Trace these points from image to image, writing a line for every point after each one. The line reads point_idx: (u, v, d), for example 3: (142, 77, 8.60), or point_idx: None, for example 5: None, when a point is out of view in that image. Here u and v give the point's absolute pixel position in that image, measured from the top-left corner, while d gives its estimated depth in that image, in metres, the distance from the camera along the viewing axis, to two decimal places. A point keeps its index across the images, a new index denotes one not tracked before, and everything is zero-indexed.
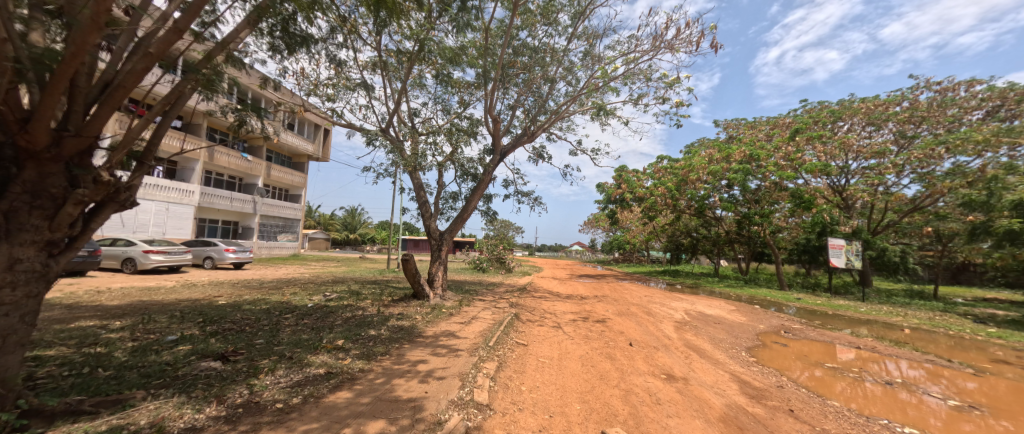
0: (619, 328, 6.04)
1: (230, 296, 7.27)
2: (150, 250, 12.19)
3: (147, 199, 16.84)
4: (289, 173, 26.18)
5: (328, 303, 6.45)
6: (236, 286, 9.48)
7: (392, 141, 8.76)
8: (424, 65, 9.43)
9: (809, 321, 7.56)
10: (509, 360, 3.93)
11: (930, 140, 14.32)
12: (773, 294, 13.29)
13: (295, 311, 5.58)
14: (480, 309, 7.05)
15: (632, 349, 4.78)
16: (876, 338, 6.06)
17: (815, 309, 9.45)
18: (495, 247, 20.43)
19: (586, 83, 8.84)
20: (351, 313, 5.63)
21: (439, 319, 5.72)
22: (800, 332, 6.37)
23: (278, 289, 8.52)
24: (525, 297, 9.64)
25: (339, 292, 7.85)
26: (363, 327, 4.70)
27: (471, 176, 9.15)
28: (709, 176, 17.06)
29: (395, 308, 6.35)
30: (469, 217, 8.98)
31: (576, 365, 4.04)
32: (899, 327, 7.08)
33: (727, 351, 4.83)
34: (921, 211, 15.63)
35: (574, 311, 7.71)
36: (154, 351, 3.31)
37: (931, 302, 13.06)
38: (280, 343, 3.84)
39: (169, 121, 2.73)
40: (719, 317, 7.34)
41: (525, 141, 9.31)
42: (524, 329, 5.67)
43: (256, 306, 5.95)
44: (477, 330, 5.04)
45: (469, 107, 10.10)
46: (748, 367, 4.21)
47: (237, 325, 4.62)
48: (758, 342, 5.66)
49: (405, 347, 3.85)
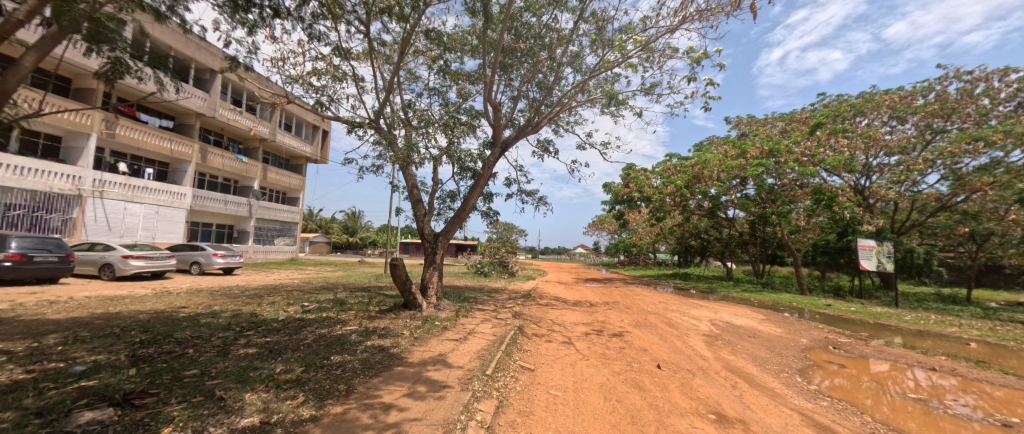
0: (641, 345, 5.17)
1: (198, 308, 6.43)
2: (129, 256, 11.44)
3: (137, 202, 16.07)
4: (285, 176, 25.51)
5: (304, 315, 5.58)
6: (215, 294, 8.63)
7: (382, 132, 8.00)
8: (419, 53, 8.74)
9: (855, 334, 6.60)
10: (511, 395, 3.08)
11: (963, 133, 13.33)
12: (798, 299, 12.31)
13: (261, 326, 4.73)
14: (479, 321, 6.15)
15: (662, 373, 3.95)
16: (943, 354, 5.13)
17: (849, 318, 8.54)
18: (497, 250, 19.55)
19: (597, 66, 7.97)
20: (327, 329, 4.79)
21: (430, 335, 4.91)
22: (852, 349, 5.43)
23: (257, 298, 7.67)
24: (530, 305, 8.73)
25: (320, 302, 6.95)
26: (336, 349, 3.88)
27: (470, 172, 8.34)
28: (723, 173, 16.06)
29: (381, 321, 5.54)
30: (467, 216, 8.17)
31: (597, 399, 3.18)
32: (960, 341, 6.13)
33: (780, 377, 3.92)
34: (949, 210, 14.70)
35: (586, 322, 6.83)
36: (37, 391, 2.46)
37: (968, 307, 12.03)
38: (216, 374, 2.99)
39: (22, 69, 2.05)
40: (751, 329, 6.44)
41: (528, 132, 8.53)
42: (531, 348, 4.79)
43: (218, 321, 5.09)
44: (474, 350, 4.21)
45: (469, 98, 9.38)
46: (816, 402, 3.32)
47: (179, 347, 3.77)
48: (809, 361, 4.74)
49: (380, 380, 2.98)
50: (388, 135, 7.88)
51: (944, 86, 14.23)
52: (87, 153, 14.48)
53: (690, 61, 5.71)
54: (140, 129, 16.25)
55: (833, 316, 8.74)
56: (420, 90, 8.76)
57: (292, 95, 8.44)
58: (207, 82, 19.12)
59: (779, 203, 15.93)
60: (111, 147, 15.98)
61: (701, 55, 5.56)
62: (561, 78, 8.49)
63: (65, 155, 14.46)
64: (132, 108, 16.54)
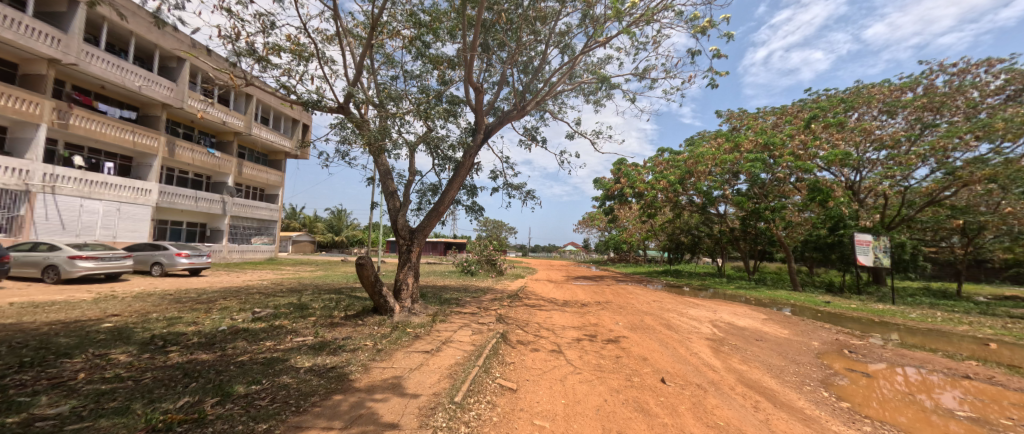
0: (640, 352, 4.56)
1: (131, 316, 5.54)
2: (77, 256, 10.34)
3: (94, 198, 14.82)
4: (262, 171, 24.27)
5: (250, 325, 4.80)
6: (164, 298, 7.68)
7: (351, 117, 7.18)
8: (393, 36, 8.01)
9: (866, 335, 6.12)
10: (485, 431, 2.38)
11: (955, 126, 13.00)
12: (796, 296, 11.94)
13: (189, 340, 3.96)
14: (458, 327, 5.45)
15: (668, 390, 3.34)
16: (969, 358, 4.63)
17: (851, 316, 8.15)
18: (485, 247, 18.90)
19: (587, 45, 7.29)
20: (272, 342, 4.05)
21: (397, 347, 4.21)
22: (870, 353, 4.90)
23: (208, 303, 6.79)
24: (517, 307, 8.06)
25: (278, 307, 6.11)
26: (273, 370, 3.16)
27: (450, 162, 7.62)
28: (717, 167, 15.62)
29: (342, 331, 4.80)
30: (446, 211, 7.44)
31: (594, 431, 2.52)
32: (978, 341, 5.70)
33: (804, 392, 3.35)
34: (937, 204, 14.67)
35: (577, 325, 6.20)
36: None
37: (959, 302, 11.95)
38: (90, 415, 2.24)
39: None
40: (756, 331, 5.91)
41: (514, 118, 7.83)
42: (514, 360, 4.10)
43: (141, 334, 4.28)
44: (445, 367, 3.52)
45: (448, 84, 8.65)
46: (856, 427, 2.74)
47: (67, 371, 2.99)
48: (827, 368, 4.21)
49: (305, 419, 2.25)
50: (358, 119, 7.10)
51: (932, 80, 14.03)
52: (37, 145, 13.09)
53: (694, 32, 5.09)
54: (97, 120, 14.94)
55: (833, 315, 8.29)
56: (396, 75, 8.01)
57: (250, 77, 7.60)
58: (174, 70, 17.87)
59: (771, 198, 15.62)
60: (66, 139, 14.61)
61: (706, 24, 4.94)
62: (547, 61, 7.83)
63: (11, 146, 13.09)
64: (88, 97, 15.21)
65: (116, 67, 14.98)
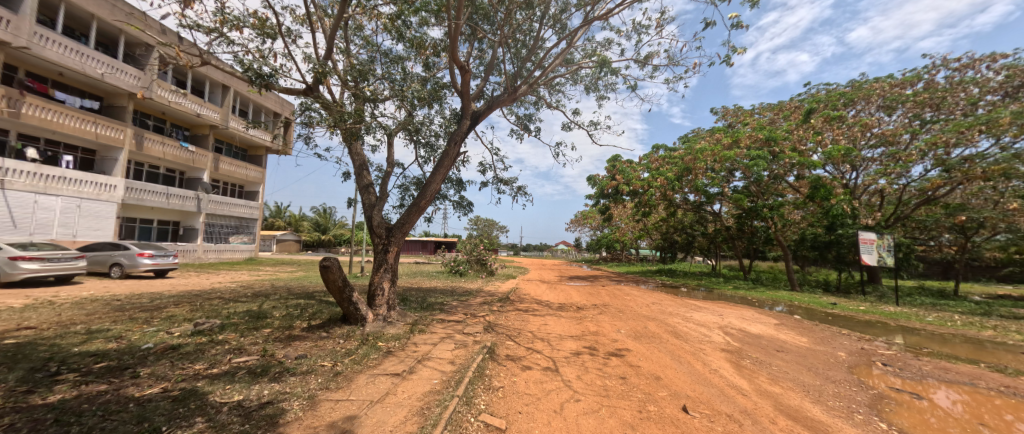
0: (650, 369, 3.90)
1: (49, 329, 4.65)
2: (20, 257, 9.26)
3: (50, 194, 13.59)
4: (241, 167, 23.02)
5: (184, 341, 3.95)
6: (105, 305, 6.71)
7: (320, 99, 6.36)
8: (370, 13, 7.21)
9: (892, 342, 5.57)
10: None
11: (958, 122, 12.64)
12: (799, 296, 11.41)
13: (95, 364, 3.14)
14: (439, 340, 4.71)
15: (694, 425, 2.66)
16: (1019, 372, 4.08)
17: (862, 319, 7.67)
18: (475, 247, 18.14)
19: (584, 22, 6.62)
20: (203, 366, 3.27)
21: (362, 370, 3.43)
22: (906, 366, 4.33)
23: (153, 311, 5.89)
24: (508, 312, 7.36)
25: (230, 316, 5.27)
26: (185, 410, 2.40)
27: (434, 151, 6.88)
28: (717, 163, 15.04)
29: (300, 346, 4.03)
30: (428, 206, 6.68)
31: None
32: (1015, 350, 5.17)
33: (859, 424, 2.73)
34: (933, 203, 14.51)
35: (575, 334, 5.54)
36: None
37: (962, 302, 11.66)
38: None
39: None
40: (773, 339, 5.32)
41: (504, 102, 7.11)
42: (503, 384, 3.40)
43: (41, 355, 3.45)
44: (415, 400, 2.77)
45: (432, 66, 7.86)
46: None
47: None
48: (869, 387, 3.60)
49: None
50: (329, 102, 6.29)
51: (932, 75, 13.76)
52: None
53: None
54: (54, 109, 13.67)
55: (842, 318, 7.81)
56: (375, 57, 7.23)
57: (206, 54, 6.70)
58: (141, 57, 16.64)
59: (768, 196, 15.20)
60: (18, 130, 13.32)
61: None
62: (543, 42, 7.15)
63: None
64: (44, 84, 13.91)
65: (75, 51, 13.71)
